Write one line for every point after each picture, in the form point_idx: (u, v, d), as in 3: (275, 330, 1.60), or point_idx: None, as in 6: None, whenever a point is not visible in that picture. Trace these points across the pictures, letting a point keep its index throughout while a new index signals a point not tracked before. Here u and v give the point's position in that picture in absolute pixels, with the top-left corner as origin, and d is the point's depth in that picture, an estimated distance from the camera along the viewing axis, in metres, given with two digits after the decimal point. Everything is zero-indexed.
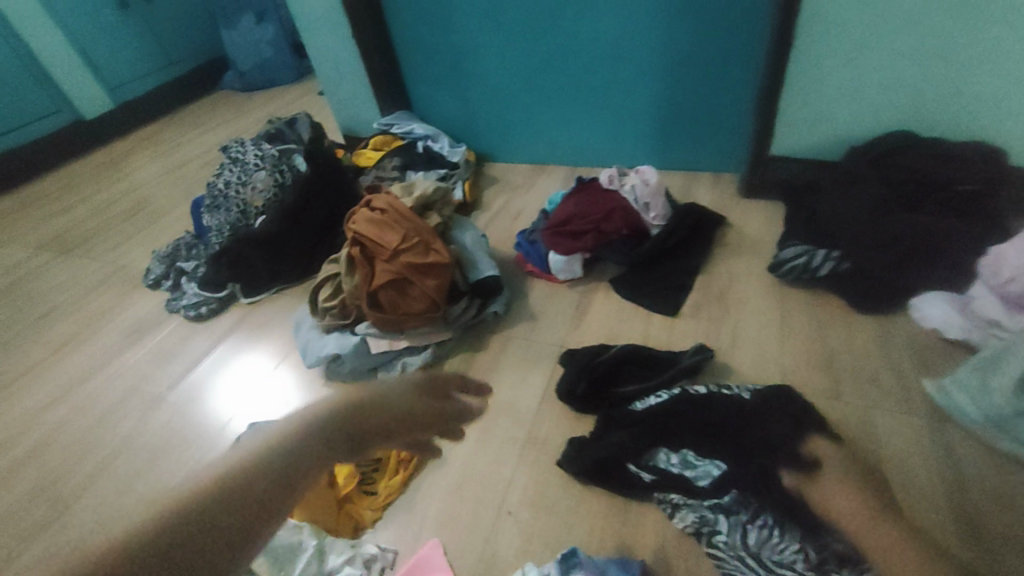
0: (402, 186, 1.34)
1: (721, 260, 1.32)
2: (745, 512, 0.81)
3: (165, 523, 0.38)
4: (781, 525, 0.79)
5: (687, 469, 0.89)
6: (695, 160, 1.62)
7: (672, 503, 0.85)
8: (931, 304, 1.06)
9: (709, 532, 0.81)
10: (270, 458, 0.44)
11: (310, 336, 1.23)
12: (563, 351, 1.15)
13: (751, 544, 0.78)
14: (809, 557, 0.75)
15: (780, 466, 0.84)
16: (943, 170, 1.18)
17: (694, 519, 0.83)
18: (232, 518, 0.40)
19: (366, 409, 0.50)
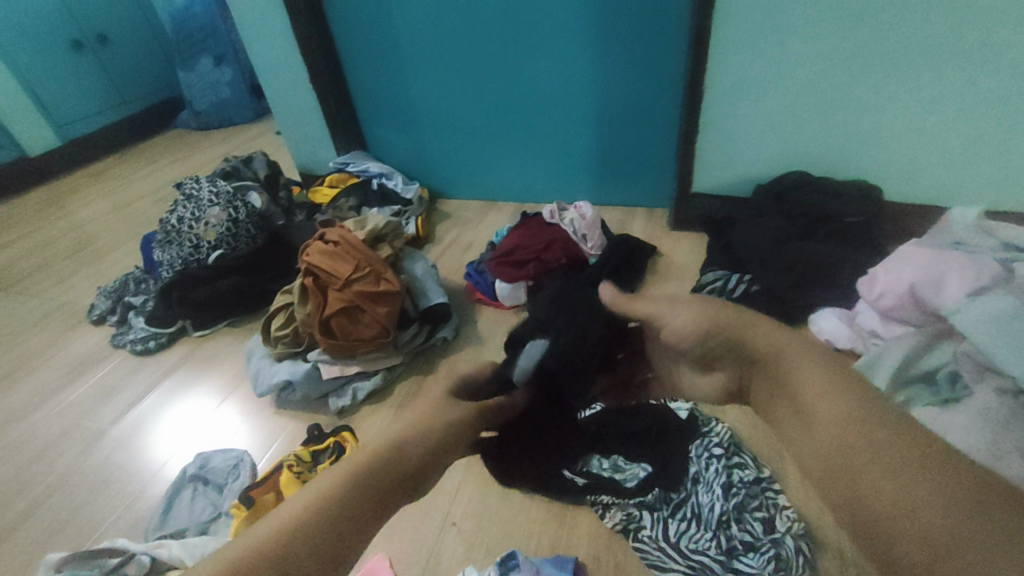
0: (355, 220, 1.42)
1: (652, 286, 1.46)
2: (666, 507, 0.91)
3: (315, 520, 0.48)
4: (697, 518, 0.89)
5: (617, 472, 0.98)
6: (629, 196, 1.78)
7: (603, 504, 0.94)
8: (826, 318, 1.21)
9: (635, 528, 0.90)
10: (362, 482, 0.51)
11: (261, 364, 1.26)
12: None
13: (671, 536, 0.87)
14: (720, 544, 0.84)
15: (695, 464, 0.96)
16: (831, 205, 1.38)
17: (622, 517, 0.92)
18: (354, 520, 0.49)
19: (418, 436, 0.58)
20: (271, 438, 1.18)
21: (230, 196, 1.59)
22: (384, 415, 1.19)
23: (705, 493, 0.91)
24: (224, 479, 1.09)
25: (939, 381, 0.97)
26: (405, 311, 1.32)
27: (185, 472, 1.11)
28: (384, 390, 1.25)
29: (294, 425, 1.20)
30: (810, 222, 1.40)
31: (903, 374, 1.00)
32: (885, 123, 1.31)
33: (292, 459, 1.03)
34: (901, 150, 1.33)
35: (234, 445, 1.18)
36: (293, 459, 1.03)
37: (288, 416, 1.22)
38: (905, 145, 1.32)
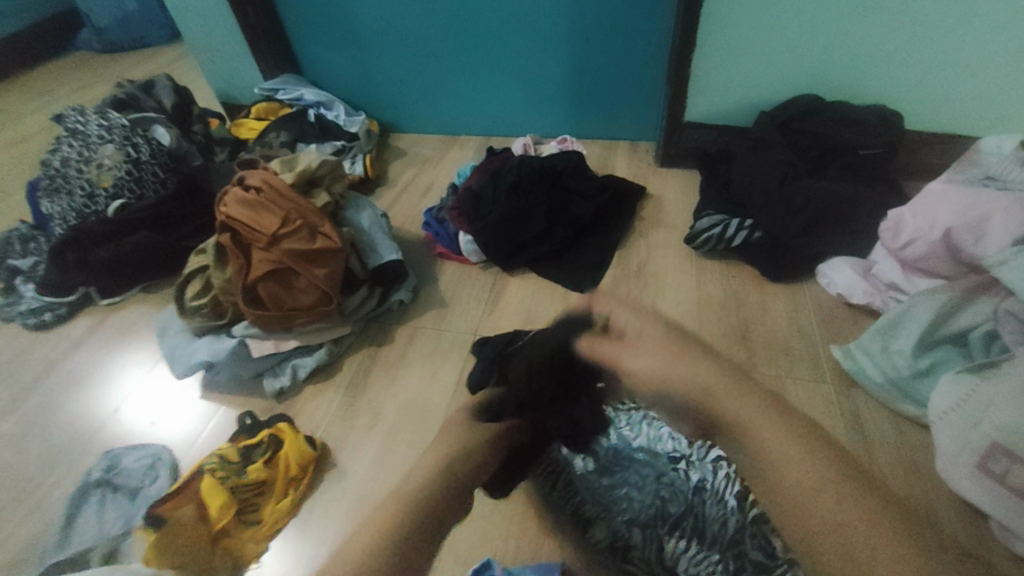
0: (281, 160, 1.14)
1: (641, 233, 1.27)
2: (663, 524, 0.76)
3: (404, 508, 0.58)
4: (699, 535, 0.74)
5: (607, 486, 0.81)
6: (612, 127, 1.55)
7: (586, 518, 0.78)
8: (837, 270, 1.08)
9: (624, 547, 0.75)
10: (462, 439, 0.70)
11: (177, 342, 1.04)
12: (474, 340, 1.05)
13: (667, 557, 0.73)
14: (728, 565, 0.72)
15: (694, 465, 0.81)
16: (846, 135, 1.20)
17: (610, 533, 0.76)
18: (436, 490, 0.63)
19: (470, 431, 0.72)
20: (197, 430, 0.98)
21: (126, 130, 1.28)
22: (331, 396, 1.00)
23: (714, 504, 0.77)
24: (140, 482, 0.90)
25: (972, 346, 0.85)
26: (351, 271, 1.09)
27: (89, 477, 0.92)
28: (330, 368, 1.05)
29: (223, 412, 1.00)
30: (819, 154, 1.22)
31: (931, 334, 0.88)
32: (920, 31, 1.09)
33: (213, 463, 0.83)
34: (932, 66, 1.13)
35: (149, 439, 0.99)
36: (215, 463, 0.83)
37: (214, 401, 1.02)
38: (937, 60, 1.12)
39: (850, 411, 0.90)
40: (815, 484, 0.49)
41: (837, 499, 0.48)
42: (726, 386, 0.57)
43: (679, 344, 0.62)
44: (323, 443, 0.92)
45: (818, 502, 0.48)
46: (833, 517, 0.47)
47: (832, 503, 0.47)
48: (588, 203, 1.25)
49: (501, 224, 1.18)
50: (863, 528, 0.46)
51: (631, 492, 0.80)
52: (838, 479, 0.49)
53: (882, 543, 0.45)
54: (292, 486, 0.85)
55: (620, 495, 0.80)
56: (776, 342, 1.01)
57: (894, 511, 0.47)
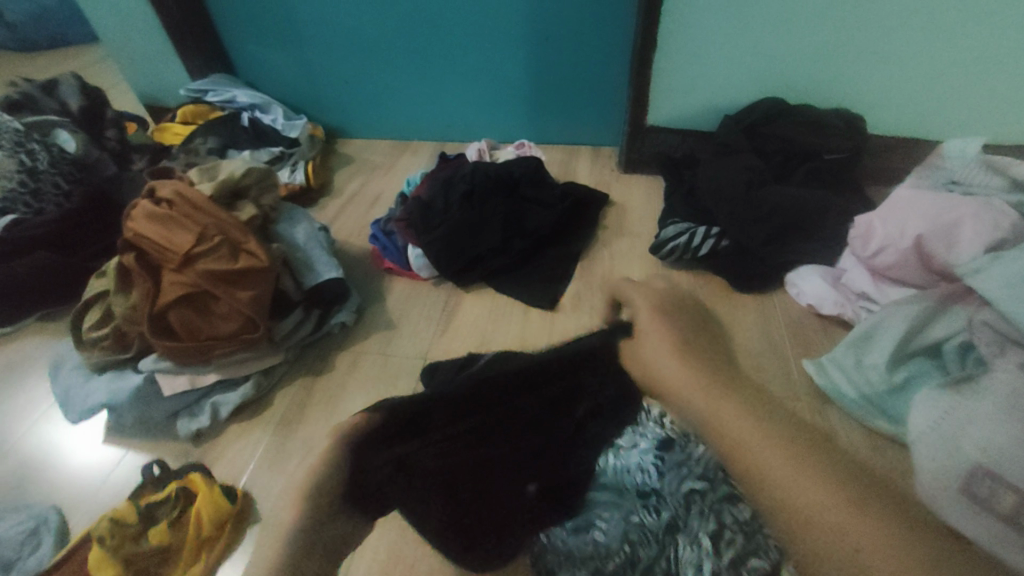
0: (201, 167, 1.01)
1: (604, 243, 1.20)
2: None
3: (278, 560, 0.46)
4: None
5: (572, 533, 0.72)
6: (572, 132, 1.48)
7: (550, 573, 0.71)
8: (806, 279, 1.03)
9: None
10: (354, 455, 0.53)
11: (71, 381, 0.89)
12: (425, 365, 0.95)
13: None
14: None
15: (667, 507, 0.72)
16: (814, 138, 1.16)
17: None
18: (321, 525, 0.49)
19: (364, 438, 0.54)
20: (92, 486, 0.83)
21: (19, 135, 1.12)
22: (259, 436, 0.87)
23: (688, 546, 0.69)
24: (14, 554, 0.74)
25: (947, 357, 0.80)
26: (283, 292, 0.97)
27: None
28: (259, 403, 0.92)
29: (126, 462, 0.85)
30: (783, 159, 1.18)
31: (904, 347, 0.83)
32: (879, 34, 1.07)
33: (102, 529, 0.71)
34: (892, 69, 1.12)
35: (32, 500, 0.82)
36: (104, 528, 0.71)
37: (117, 449, 0.87)
38: (897, 64, 1.10)
39: (827, 430, 0.84)
40: (784, 469, 0.40)
41: (804, 473, 0.40)
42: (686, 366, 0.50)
43: (665, 318, 0.55)
44: (246, 493, 0.79)
45: (781, 480, 0.40)
46: (801, 498, 0.39)
47: (797, 482, 0.40)
48: (548, 212, 1.17)
49: (454, 236, 1.08)
50: (844, 513, 0.38)
51: (598, 537, 0.71)
52: (809, 453, 0.41)
53: (851, 520, 0.37)
54: (206, 548, 0.72)
55: (586, 541, 0.71)
56: (747, 357, 0.95)
57: (881, 493, 0.39)
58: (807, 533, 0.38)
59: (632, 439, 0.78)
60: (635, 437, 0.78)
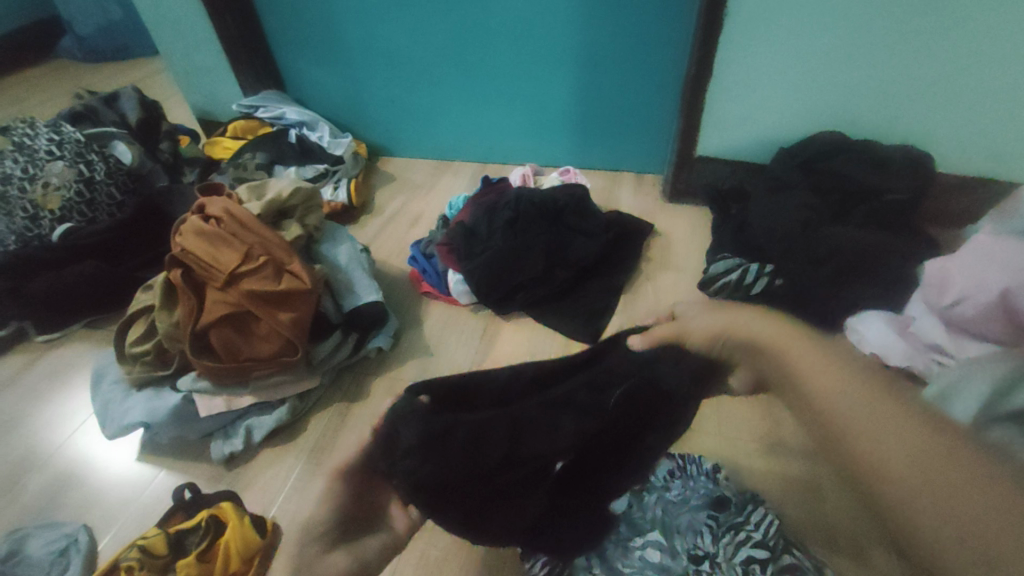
0: (250, 185, 1.02)
1: (648, 275, 1.16)
2: None
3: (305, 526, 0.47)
4: None
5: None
6: (617, 158, 1.45)
7: None
8: (870, 323, 0.95)
9: None
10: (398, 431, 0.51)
11: (112, 394, 0.89)
12: None
13: None
14: None
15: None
16: (874, 178, 1.09)
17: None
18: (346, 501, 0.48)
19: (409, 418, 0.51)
20: (125, 504, 0.82)
21: (81, 146, 1.15)
22: (291, 462, 0.85)
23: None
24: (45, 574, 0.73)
25: None
26: (323, 314, 0.97)
27: None
28: (293, 427, 0.90)
29: (159, 481, 0.85)
30: (842, 197, 1.13)
31: None
32: (956, 70, 1.01)
33: (133, 560, 0.68)
34: (964, 108, 1.06)
35: (65, 517, 0.82)
36: (135, 559, 0.68)
37: (151, 466, 0.87)
38: (971, 102, 1.04)
39: None
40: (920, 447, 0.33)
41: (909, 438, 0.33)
42: (791, 341, 0.43)
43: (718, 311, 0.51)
44: (276, 525, 0.77)
45: (890, 449, 0.34)
46: (949, 485, 0.31)
47: (894, 444, 0.34)
48: (591, 241, 1.13)
49: (496, 262, 1.06)
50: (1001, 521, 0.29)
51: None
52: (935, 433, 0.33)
53: (970, 490, 0.31)
54: None
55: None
56: None
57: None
58: (924, 507, 0.32)
59: (682, 494, 0.74)
60: (686, 495, 0.74)
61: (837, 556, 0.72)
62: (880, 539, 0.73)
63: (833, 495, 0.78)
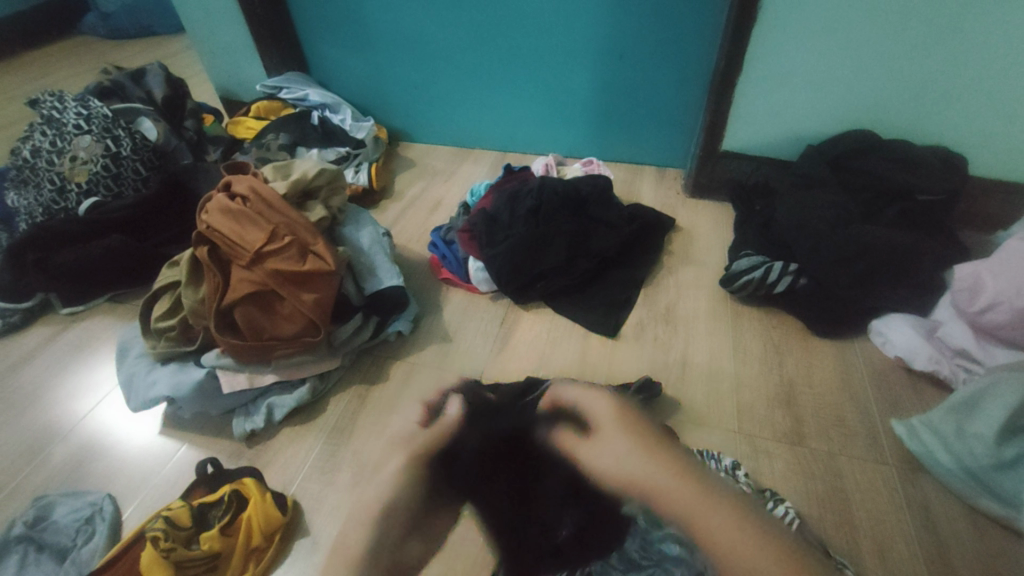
0: (275, 165, 1.02)
1: (669, 269, 1.15)
2: None
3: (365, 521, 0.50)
4: None
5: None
6: (639, 151, 1.43)
7: None
8: (895, 329, 0.95)
9: None
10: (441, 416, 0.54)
11: (136, 368, 0.90)
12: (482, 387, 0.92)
13: None
14: None
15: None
16: (906, 176, 1.07)
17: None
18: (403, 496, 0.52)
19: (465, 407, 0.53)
20: (148, 476, 0.84)
21: (108, 121, 1.15)
22: (310, 442, 0.86)
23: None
24: (71, 540, 0.75)
25: None
26: (344, 296, 0.97)
27: (10, 531, 0.75)
28: (313, 407, 0.91)
29: (181, 456, 0.86)
30: (872, 196, 1.10)
31: (1015, 420, 0.73)
32: (996, 71, 0.98)
33: (158, 531, 0.68)
34: (1002, 110, 1.03)
35: (88, 486, 0.83)
36: (160, 530, 0.68)
37: (173, 440, 0.88)
38: (1010, 104, 1.02)
39: (917, 501, 0.76)
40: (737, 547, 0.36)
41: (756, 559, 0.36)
42: (702, 507, 0.37)
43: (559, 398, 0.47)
44: (296, 503, 0.78)
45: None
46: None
47: None
48: (614, 234, 1.12)
49: (520, 251, 1.05)
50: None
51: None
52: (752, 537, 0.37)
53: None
54: (253, 558, 0.71)
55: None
56: (825, 408, 0.88)
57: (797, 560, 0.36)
58: None
59: None
60: None
61: (859, 558, 0.71)
62: (902, 543, 0.72)
63: (855, 498, 0.77)
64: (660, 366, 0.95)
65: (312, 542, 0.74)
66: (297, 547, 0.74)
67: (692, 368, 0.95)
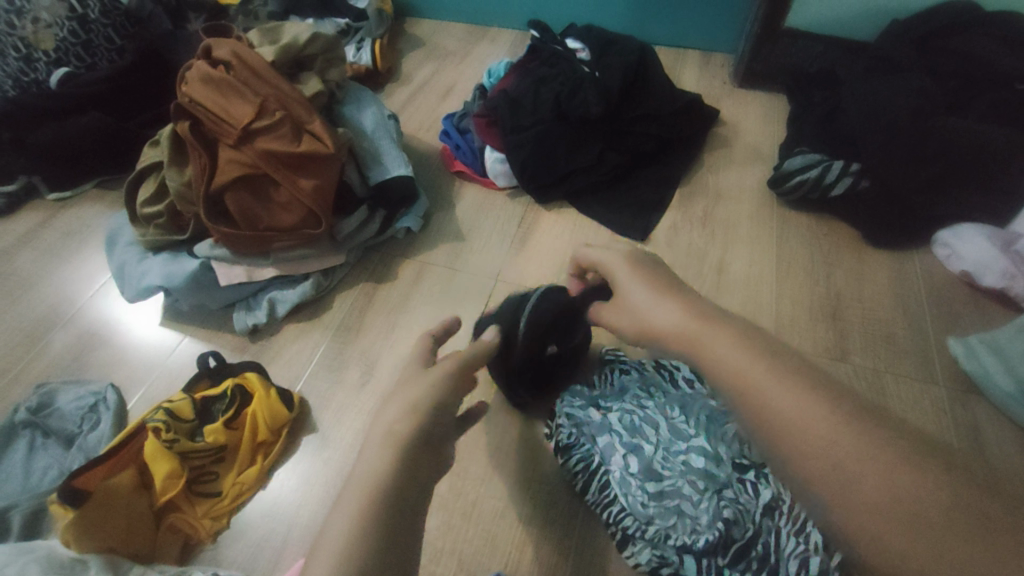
0: (261, 28, 0.88)
1: (710, 169, 1.01)
2: (722, 555, 0.58)
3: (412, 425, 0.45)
4: None
5: (654, 499, 0.62)
6: (682, 32, 1.23)
7: (624, 532, 0.61)
8: (966, 240, 0.84)
9: None
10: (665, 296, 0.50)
11: (127, 256, 0.84)
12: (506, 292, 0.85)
13: None
14: None
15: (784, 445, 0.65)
16: (1007, 57, 0.89)
17: (655, 556, 0.59)
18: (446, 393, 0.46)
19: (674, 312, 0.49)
20: (152, 366, 0.81)
21: None
22: (316, 339, 0.82)
23: (793, 536, 0.57)
24: (76, 427, 0.73)
25: None
26: (347, 186, 0.87)
27: (14, 416, 0.73)
28: (317, 304, 0.85)
29: (183, 348, 0.82)
30: (959, 85, 0.92)
31: None
32: None
33: (159, 422, 0.65)
34: None
35: (91, 375, 0.81)
36: (161, 421, 0.65)
37: (174, 332, 0.84)
38: None
39: (966, 424, 0.71)
40: (853, 449, 0.34)
41: (905, 482, 0.32)
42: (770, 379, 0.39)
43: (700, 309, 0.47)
44: (302, 399, 0.75)
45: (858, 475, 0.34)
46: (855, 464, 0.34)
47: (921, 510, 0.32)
48: (646, 112, 0.97)
49: (546, 142, 0.93)
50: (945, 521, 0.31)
51: (685, 506, 0.61)
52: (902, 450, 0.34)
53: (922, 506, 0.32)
54: (260, 452, 0.69)
55: (671, 509, 0.61)
56: (875, 324, 0.80)
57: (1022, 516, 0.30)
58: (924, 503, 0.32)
59: None
60: None
61: None
62: None
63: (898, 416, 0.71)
64: (694, 272, 0.87)
65: (320, 437, 0.72)
66: (306, 442, 0.72)
67: (729, 275, 0.87)
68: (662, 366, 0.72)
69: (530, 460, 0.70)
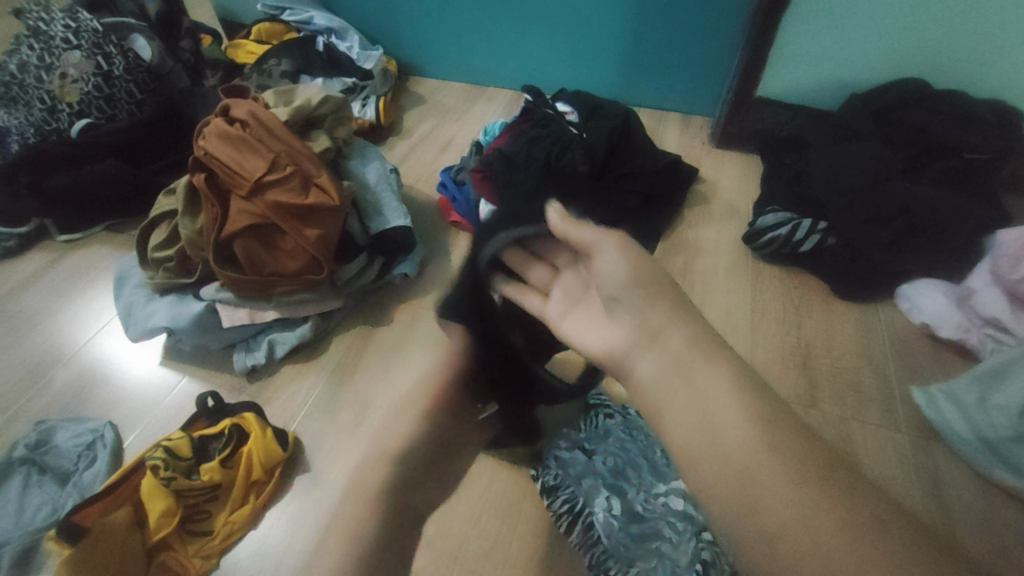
0: (277, 89, 0.96)
1: (690, 223, 1.08)
2: None
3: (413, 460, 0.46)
4: None
5: (634, 540, 0.65)
6: (663, 97, 1.34)
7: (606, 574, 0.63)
8: (925, 295, 0.90)
9: None
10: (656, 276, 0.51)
11: (135, 297, 0.88)
12: None
13: None
14: None
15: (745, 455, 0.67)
16: (955, 130, 0.98)
17: None
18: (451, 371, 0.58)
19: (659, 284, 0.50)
20: (151, 404, 0.83)
21: (99, 36, 1.07)
22: (312, 380, 0.85)
23: None
24: (73, 465, 0.75)
25: None
26: (349, 235, 0.93)
27: (11, 452, 0.75)
28: (315, 346, 0.89)
29: (182, 387, 0.85)
30: (913, 153, 1.01)
31: None
32: None
33: (158, 460, 0.68)
34: None
35: (90, 412, 0.83)
36: (160, 459, 0.68)
37: (174, 372, 0.87)
38: None
39: (931, 469, 0.74)
40: (742, 452, 0.39)
41: (794, 512, 0.36)
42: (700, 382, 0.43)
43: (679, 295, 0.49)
44: (297, 439, 0.78)
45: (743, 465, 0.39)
46: (768, 501, 0.37)
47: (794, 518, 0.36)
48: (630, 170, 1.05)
49: None
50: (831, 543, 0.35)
51: (665, 548, 0.63)
52: (778, 453, 0.39)
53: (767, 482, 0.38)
54: (253, 492, 0.71)
55: (651, 550, 0.64)
56: (842, 373, 0.85)
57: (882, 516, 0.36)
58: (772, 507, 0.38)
59: None
60: None
61: None
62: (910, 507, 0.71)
63: (868, 462, 0.75)
64: None
65: (313, 479, 0.74)
66: (298, 481, 0.74)
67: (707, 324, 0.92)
68: (643, 411, 0.76)
69: (514, 506, 0.72)
